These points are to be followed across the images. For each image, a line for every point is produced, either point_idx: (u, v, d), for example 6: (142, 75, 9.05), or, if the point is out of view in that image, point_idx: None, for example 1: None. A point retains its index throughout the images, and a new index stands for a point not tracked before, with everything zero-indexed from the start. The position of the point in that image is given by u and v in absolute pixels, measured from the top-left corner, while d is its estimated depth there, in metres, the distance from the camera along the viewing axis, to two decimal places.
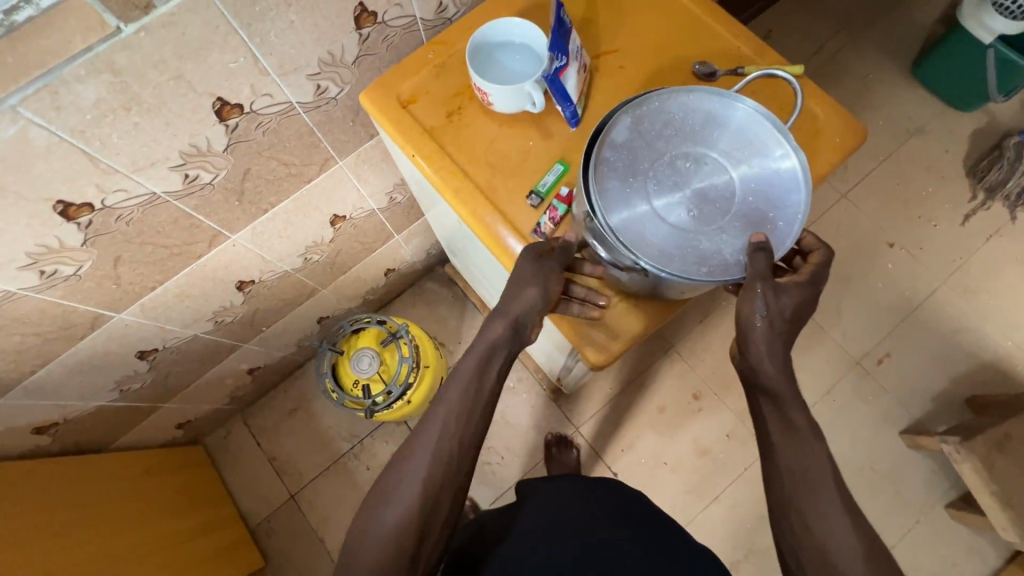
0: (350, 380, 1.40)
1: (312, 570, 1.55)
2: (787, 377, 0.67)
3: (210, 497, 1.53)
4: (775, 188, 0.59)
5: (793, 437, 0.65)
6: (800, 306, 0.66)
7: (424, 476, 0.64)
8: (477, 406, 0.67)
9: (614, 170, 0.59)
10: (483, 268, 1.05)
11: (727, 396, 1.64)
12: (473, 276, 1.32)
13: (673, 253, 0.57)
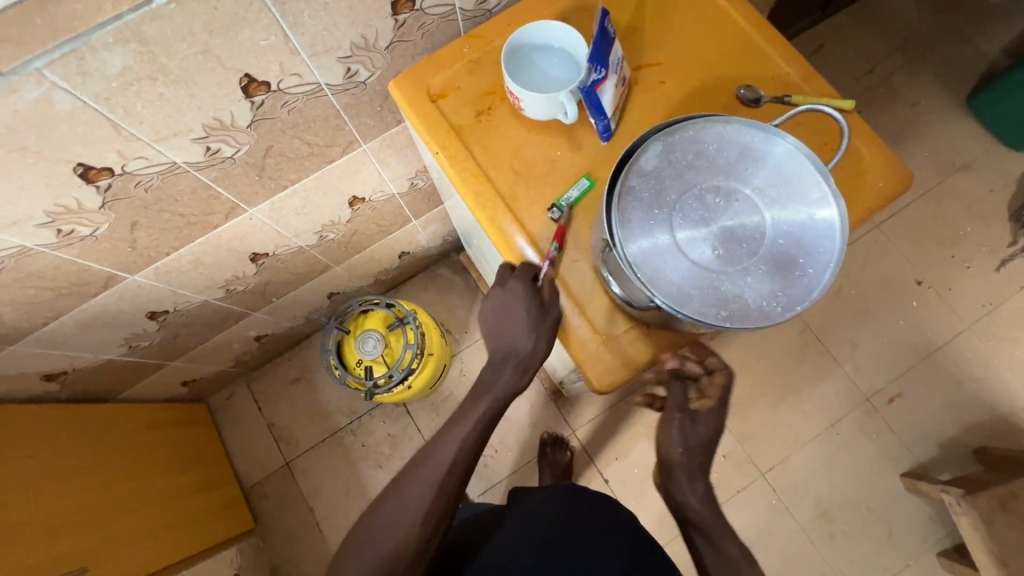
0: (353, 358, 1.41)
1: (300, 537, 1.59)
2: (706, 505, 0.79)
3: (208, 456, 1.56)
4: (811, 228, 0.56)
5: (727, 563, 0.75)
6: (712, 432, 0.75)
7: (425, 499, 0.67)
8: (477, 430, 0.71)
9: (638, 200, 0.57)
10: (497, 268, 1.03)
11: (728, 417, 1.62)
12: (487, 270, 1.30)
13: (693, 292, 0.55)
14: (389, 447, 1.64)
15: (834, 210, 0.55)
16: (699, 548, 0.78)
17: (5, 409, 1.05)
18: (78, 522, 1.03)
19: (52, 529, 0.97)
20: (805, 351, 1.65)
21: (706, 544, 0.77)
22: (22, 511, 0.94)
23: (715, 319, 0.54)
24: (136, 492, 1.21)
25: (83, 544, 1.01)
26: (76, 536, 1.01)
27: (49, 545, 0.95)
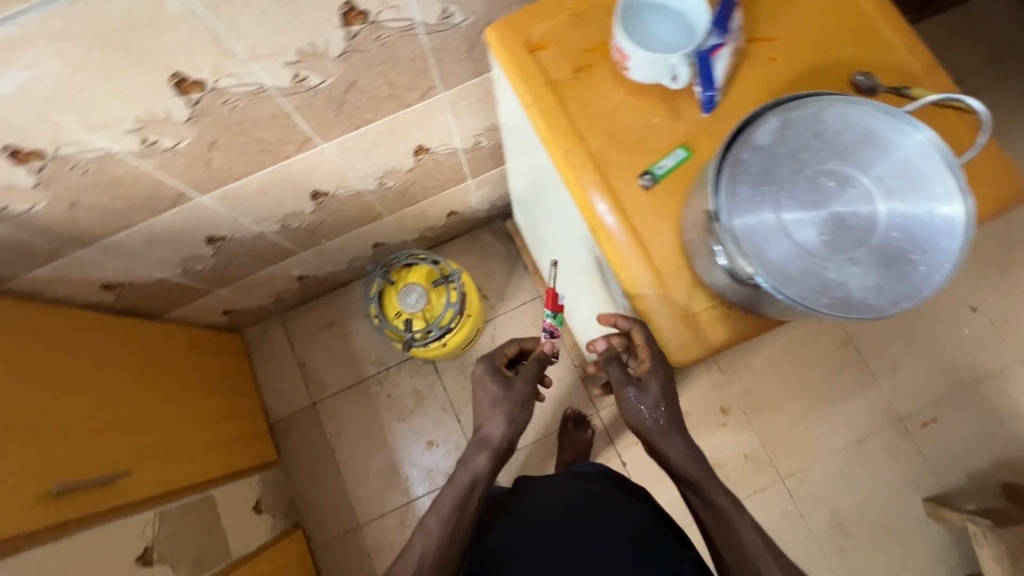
0: (394, 309, 1.42)
1: (319, 475, 1.64)
2: (690, 456, 0.81)
3: (240, 385, 1.60)
4: (927, 226, 0.53)
5: (722, 515, 0.79)
6: (665, 381, 0.79)
7: (434, 546, 0.83)
8: (465, 493, 0.87)
9: (749, 174, 0.55)
10: (561, 235, 1.02)
11: (754, 419, 1.60)
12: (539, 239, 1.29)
13: (796, 275, 0.53)
14: (414, 401, 1.67)
15: (956, 209, 0.52)
16: (693, 503, 0.82)
17: (64, 312, 1.08)
18: (116, 430, 1.07)
19: (93, 433, 1.01)
20: (842, 363, 1.62)
21: (700, 497, 0.81)
22: (67, 411, 0.98)
23: (816, 305, 0.52)
24: (172, 410, 1.26)
25: (119, 451, 1.06)
26: (114, 444, 1.05)
27: (88, 447, 0.99)
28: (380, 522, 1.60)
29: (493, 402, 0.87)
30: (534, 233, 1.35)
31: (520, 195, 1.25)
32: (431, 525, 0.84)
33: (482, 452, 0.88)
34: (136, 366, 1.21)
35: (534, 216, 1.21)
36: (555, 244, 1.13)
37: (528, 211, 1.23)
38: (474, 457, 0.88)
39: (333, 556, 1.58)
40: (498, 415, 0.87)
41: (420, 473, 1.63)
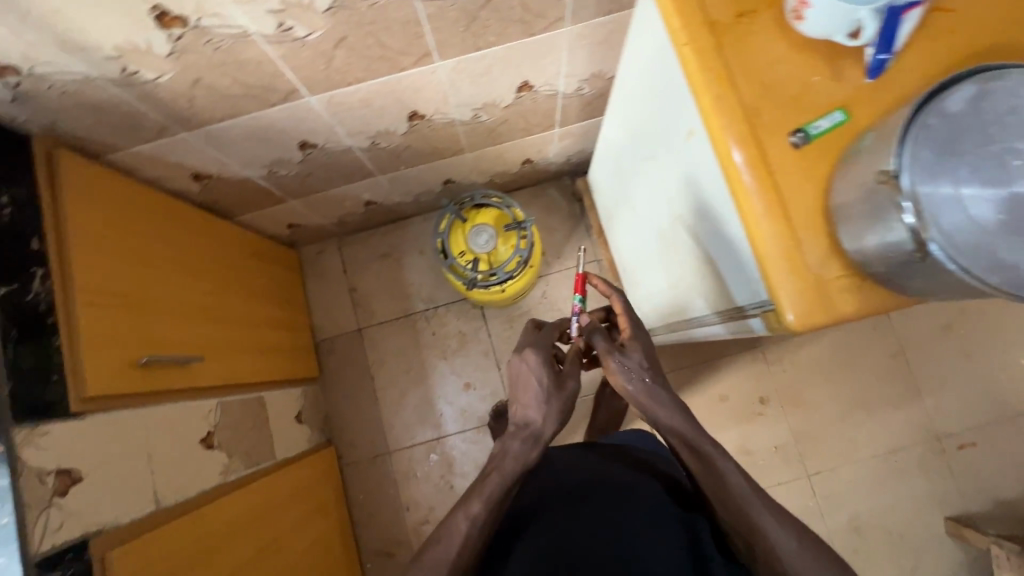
0: (462, 247, 1.41)
1: (356, 398, 1.68)
2: (679, 411, 0.82)
3: (292, 300, 1.63)
4: None
5: (713, 463, 0.77)
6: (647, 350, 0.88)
7: (470, 531, 0.75)
8: (508, 485, 0.80)
9: (937, 140, 0.54)
10: (657, 195, 1.00)
11: (791, 414, 1.61)
12: (621, 199, 1.29)
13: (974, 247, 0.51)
14: (458, 342, 1.69)
15: None
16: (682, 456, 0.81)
17: (157, 195, 1.09)
18: (190, 318, 1.10)
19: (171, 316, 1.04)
20: (889, 374, 1.61)
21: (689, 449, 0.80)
22: (152, 290, 1.00)
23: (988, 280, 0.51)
24: (235, 310, 1.29)
25: (192, 338, 1.09)
26: (188, 330, 1.08)
27: (166, 328, 1.02)
28: (409, 453, 1.64)
29: (546, 394, 0.87)
30: (613, 194, 1.35)
31: (610, 153, 1.24)
32: (474, 509, 0.77)
33: (525, 443, 0.84)
34: (210, 261, 1.23)
35: (623, 175, 1.20)
36: (643, 205, 1.12)
37: (617, 169, 1.22)
38: (519, 447, 0.84)
39: (361, 477, 1.63)
40: (551, 412, 0.86)
41: (454, 412, 1.66)
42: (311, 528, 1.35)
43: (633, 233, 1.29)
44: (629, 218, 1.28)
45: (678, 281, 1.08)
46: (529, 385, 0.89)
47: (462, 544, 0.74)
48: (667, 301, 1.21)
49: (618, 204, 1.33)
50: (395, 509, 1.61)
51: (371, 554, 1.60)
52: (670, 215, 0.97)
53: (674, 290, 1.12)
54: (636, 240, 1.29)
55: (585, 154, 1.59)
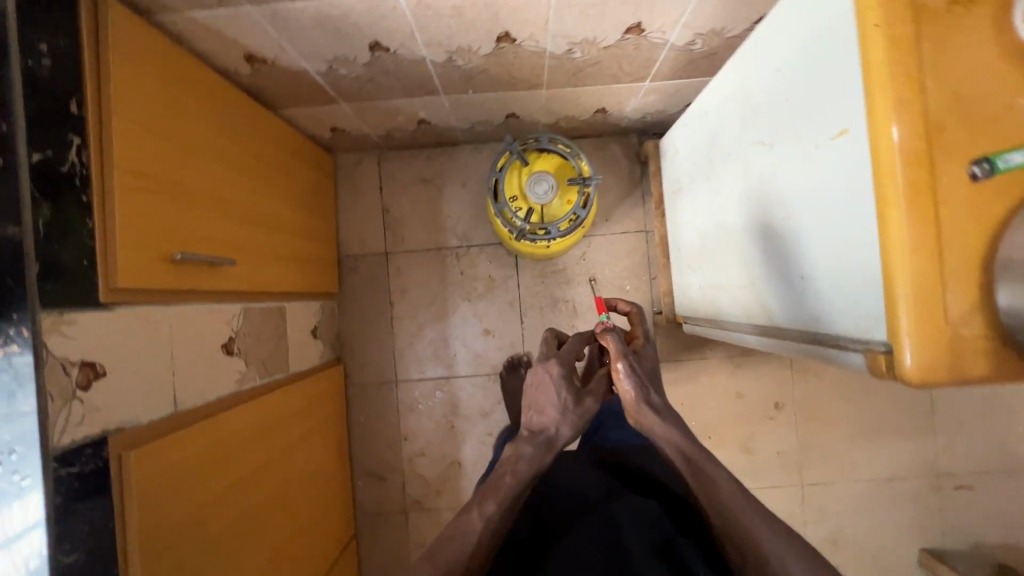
0: (517, 193, 1.31)
1: (371, 322, 1.63)
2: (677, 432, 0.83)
3: (323, 209, 1.54)
4: None
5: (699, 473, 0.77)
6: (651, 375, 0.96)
7: (487, 528, 0.77)
8: (521, 488, 0.81)
9: None
10: (756, 185, 0.90)
11: (801, 424, 1.59)
12: (699, 178, 1.19)
13: None
14: (484, 287, 1.62)
15: None
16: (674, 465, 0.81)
17: (207, 72, 0.97)
18: (226, 215, 1.02)
19: (209, 211, 0.96)
20: (909, 405, 1.59)
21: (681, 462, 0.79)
22: (194, 180, 0.92)
23: None
24: (269, 212, 1.21)
25: (226, 237, 1.02)
26: (223, 227, 1.01)
27: (204, 224, 0.94)
28: (416, 386, 1.62)
29: (563, 404, 0.89)
30: (690, 168, 1.24)
31: (704, 125, 1.12)
32: (489, 509, 0.78)
33: (539, 450, 0.85)
34: (251, 154, 1.13)
35: (711, 154, 1.10)
36: (728, 190, 1.02)
37: (707, 145, 1.11)
38: (535, 450, 0.85)
39: (364, 400, 1.63)
40: (569, 421, 0.89)
41: (468, 356, 1.62)
42: (313, 445, 1.35)
43: (700, 217, 1.21)
44: (701, 200, 1.18)
45: (742, 281, 1.01)
46: (548, 393, 0.91)
47: (477, 541, 0.75)
48: (717, 296, 1.16)
49: (693, 180, 1.23)
50: (393, 437, 1.63)
51: (363, 474, 1.63)
52: (764, 210, 0.88)
53: (734, 289, 1.06)
54: (702, 225, 1.21)
55: (663, 114, 1.45)
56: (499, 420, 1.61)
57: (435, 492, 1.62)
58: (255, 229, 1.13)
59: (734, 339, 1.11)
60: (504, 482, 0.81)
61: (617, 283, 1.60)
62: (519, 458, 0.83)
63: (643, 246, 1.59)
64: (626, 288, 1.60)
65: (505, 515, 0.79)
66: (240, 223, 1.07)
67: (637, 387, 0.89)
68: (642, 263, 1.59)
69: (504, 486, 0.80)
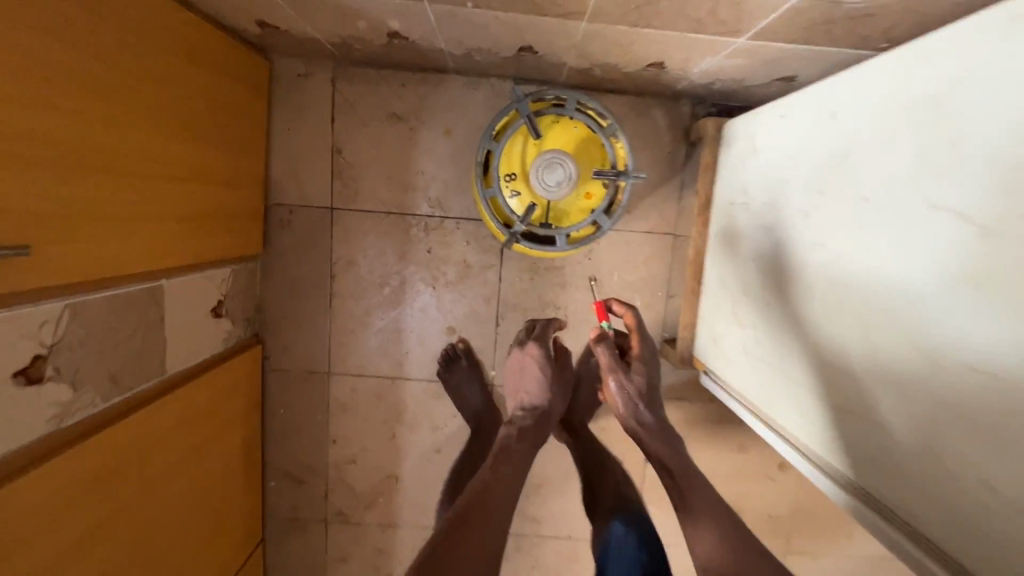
0: (518, 173, 0.91)
1: (304, 295, 1.26)
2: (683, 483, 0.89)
3: (244, 139, 1.10)
4: None
5: None
6: (648, 374, 1.02)
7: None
8: (491, 532, 0.84)
9: None
10: (878, 263, 0.63)
11: (802, 489, 1.36)
12: (785, 210, 0.82)
13: None
14: (456, 273, 1.24)
15: None
16: None
17: None
18: (44, 160, 0.66)
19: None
20: None
21: None
22: None
23: None
24: (147, 154, 0.83)
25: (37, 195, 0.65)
26: (31, 180, 0.64)
27: None
28: (353, 382, 1.29)
29: (540, 376, 1.09)
30: (772, 188, 0.87)
31: (817, 139, 0.76)
32: (486, 475, 0.93)
33: (526, 417, 1.04)
34: (108, 63, 0.73)
35: (820, 187, 0.74)
36: (846, 253, 0.68)
37: (818, 171, 0.75)
38: (501, 470, 0.94)
39: (287, 389, 1.30)
40: (541, 389, 1.08)
41: (423, 355, 1.28)
42: (189, 470, 1.01)
43: (770, 264, 0.86)
44: (781, 242, 0.83)
45: (833, 380, 0.71)
46: (530, 374, 1.10)
47: (468, 534, 0.83)
48: (751, 375, 0.92)
49: (772, 207, 0.86)
50: (319, 437, 1.32)
51: (278, 474, 1.34)
52: (930, 318, 0.55)
53: (822, 394, 0.74)
54: (771, 276, 0.86)
55: (738, 83, 1.03)
56: (451, 435, 1.32)
57: (364, 504, 1.35)
58: (110, 181, 0.76)
59: (798, 450, 0.81)
60: (480, 512, 0.86)
61: (625, 296, 1.24)
62: (492, 475, 0.92)
63: (667, 253, 1.22)
64: (635, 303, 1.24)
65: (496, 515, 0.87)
66: (72, 173, 0.70)
67: (628, 404, 0.98)
68: (661, 276, 1.23)
69: (476, 527, 0.84)
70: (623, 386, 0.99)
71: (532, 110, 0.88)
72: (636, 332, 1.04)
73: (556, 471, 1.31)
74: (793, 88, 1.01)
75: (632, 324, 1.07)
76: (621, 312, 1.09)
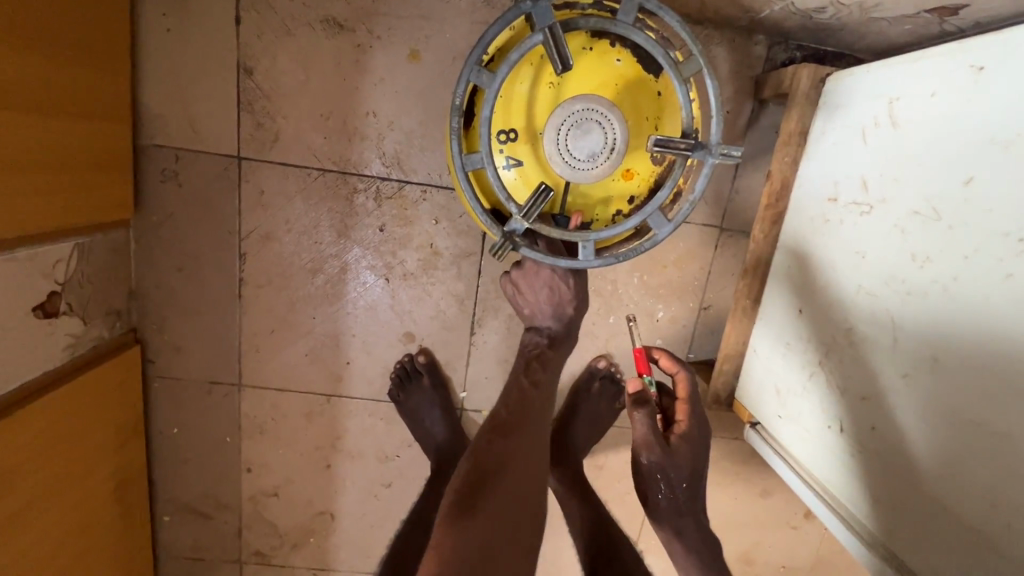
0: (519, 130, 0.56)
1: (199, 278, 0.89)
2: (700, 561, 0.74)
3: (79, 39, 0.69)
4: None
5: None
6: (693, 449, 0.74)
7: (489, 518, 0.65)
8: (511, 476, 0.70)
9: None
10: None
11: (835, 543, 1.10)
12: (901, 229, 0.55)
13: None
14: (418, 261, 0.89)
15: None
16: None
17: None
18: None
19: None
20: None
21: None
22: None
23: None
24: None
25: None
26: None
27: None
28: (272, 397, 0.96)
29: (546, 290, 0.80)
30: (879, 192, 0.59)
31: (962, 123, 0.50)
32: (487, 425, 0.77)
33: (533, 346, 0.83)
34: None
35: (965, 200, 0.49)
36: (1016, 306, 0.45)
37: (954, 172, 0.51)
38: (519, 418, 0.76)
39: (181, 403, 0.95)
40: (550, 302, 0.81)
41: (370, 367, 0.95)
42: (14, 541, 0.69)
43: (869, 305, 0.59)
44: (889, 274, 0.56)
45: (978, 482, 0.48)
46: (550, 290, 0.80)
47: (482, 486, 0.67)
48: (819, 442, 0.66)
49: (874, 221, 0.59)
50: (227, 465, 0.99)
51: (173, 507, 1.01)
52: None
53: (965, 504, 0.50)
54: (869, 321, 0.59)
55: (857, 13, 0.67)
56: (404, 468, 1.01)
57: (289, 546, 1.05)
58: None
59: (913, 567, 0.56)
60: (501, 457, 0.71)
61: (645, 305, 0.92)
62: (518, 401, 0.78)
63: (708, 252, 0.90)
64: (658, 315, 0.93)
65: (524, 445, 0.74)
66: None
67: (655, 485, 0.73)
68: (696, 281, 0.91)
69: (499, 481, 0.69)
70: (655, 467, 0.72)
71: (556, 21, 0.51)
72: (687, 400, 0.75)
73: None
74: (939, 27, 0.66)
75: (682, 388, 0.77)
76: (670, 370, 0.79)
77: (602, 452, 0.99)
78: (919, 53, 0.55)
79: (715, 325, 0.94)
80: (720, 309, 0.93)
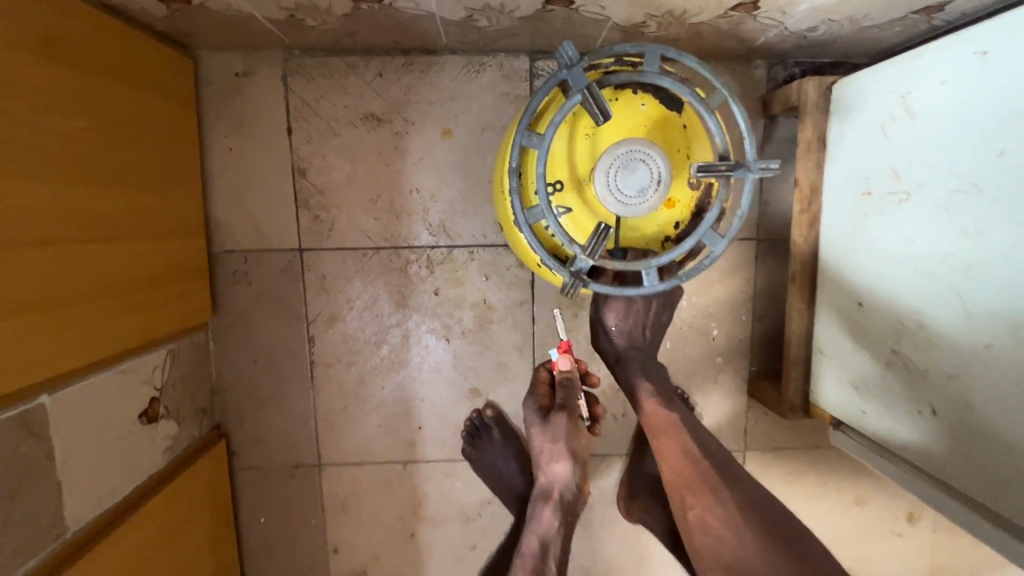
0: (565, 181, 0.62)
1: (275, 367, 0.94)
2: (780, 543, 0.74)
3: (163, 166, 0.79)
4: None
5: None
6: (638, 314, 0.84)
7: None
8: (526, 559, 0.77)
9: None
10: None
11: (948, 546, 1.03)
12: (945, 208, 0.58)
13: None
14: (474, 317, 0.94)
15: None
16: None
17: None
18: None
19: None
20: None
21: None
22: None
23: None
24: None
25: None
26: None
27: None
28: (351, 473, 0.98)
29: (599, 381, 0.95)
30: (912, 179, 0.62)
31: (980, 103, 0.54)
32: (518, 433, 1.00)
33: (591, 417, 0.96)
34: None
35: (1000, 171, 0.53)
36: None
37: (984, 147, 0.54)
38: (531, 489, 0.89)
39: (264, 491, 0.98)
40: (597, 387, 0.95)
41: (442, 429, 0.97)
42: None
43: (931, 285, 0.60)
44: (943, 252, 0.58)
45: None
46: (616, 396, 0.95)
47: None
48: (916, 431, 0.65)
49: (915, 207, 0.62)
50: (313, 549, 1.00)
51: None
52: None
53: None
54: (936, 300, 0.60)
55: (848, 26, 0.73)
56: (487, 527, 1.00)
57: None
58: None
59: None
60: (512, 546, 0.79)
61: (699, 326, 0.94)
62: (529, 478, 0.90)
63: (749, 265, 0.92)
64: (713, 333, 0.94)
65: (578, 495, 0.79)
66: None
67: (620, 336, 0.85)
68: (744, 294, 0.93)
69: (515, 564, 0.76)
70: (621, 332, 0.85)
71: (590, 80, 0.58)
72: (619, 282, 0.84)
73: (628, 556, 1.01)
74: (928, 24, 0.72)
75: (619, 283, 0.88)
76: None
77: (700, 488, 0.74)
78: (919, 49, 0.61)
79: (771, 334, 0.95)
80: (772, 319, 0.94)
